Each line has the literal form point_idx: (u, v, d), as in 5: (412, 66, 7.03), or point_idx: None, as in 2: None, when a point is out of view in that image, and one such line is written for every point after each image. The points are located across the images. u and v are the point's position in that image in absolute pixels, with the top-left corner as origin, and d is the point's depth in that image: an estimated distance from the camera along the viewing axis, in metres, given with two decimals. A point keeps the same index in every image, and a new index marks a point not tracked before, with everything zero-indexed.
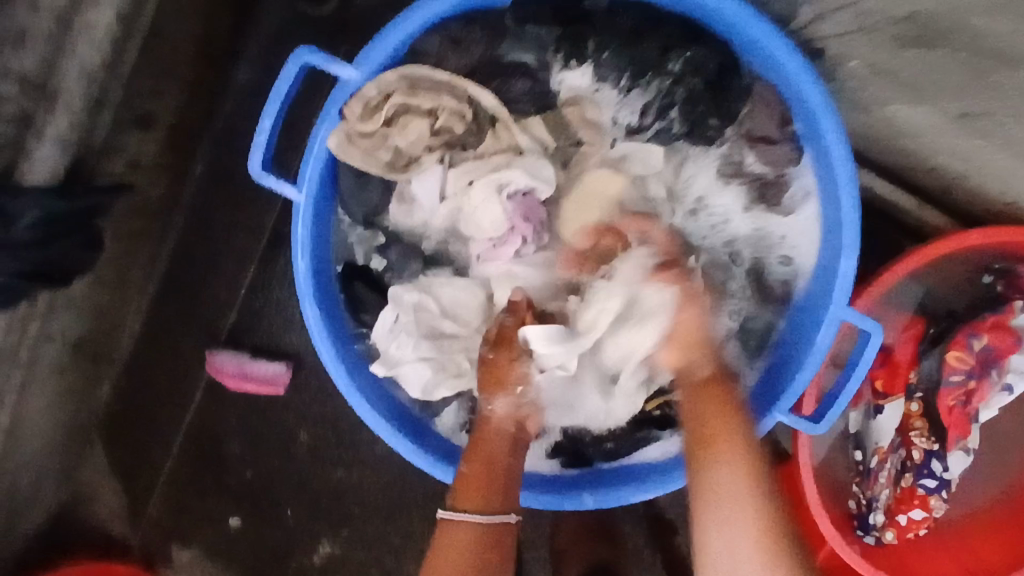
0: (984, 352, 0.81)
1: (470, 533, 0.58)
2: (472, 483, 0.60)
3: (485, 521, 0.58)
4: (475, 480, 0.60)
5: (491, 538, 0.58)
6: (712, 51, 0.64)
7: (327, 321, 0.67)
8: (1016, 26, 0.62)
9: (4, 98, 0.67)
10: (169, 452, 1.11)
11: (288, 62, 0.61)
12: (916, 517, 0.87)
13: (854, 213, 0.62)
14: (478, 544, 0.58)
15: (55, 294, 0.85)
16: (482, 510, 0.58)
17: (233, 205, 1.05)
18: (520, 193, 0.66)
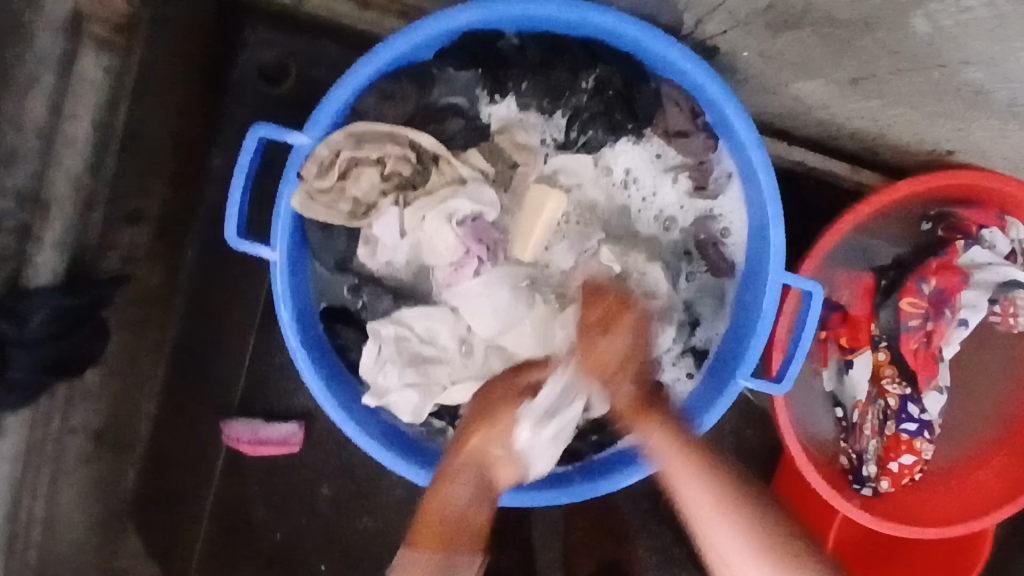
0: (936, 293, 0.85)
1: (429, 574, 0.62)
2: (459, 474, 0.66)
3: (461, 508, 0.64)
4: (434, 519, 0.64)
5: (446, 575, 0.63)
6: (617, 66, 0.73)
7: (316, 363, 0.74)
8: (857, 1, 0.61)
9: (4, 214, 0.77)
10: (201, 526, 1.16)
11: (246, 137, 0.68)
12: (907, 462, 0.89)
13: (772, 186, 0.70)
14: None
15: (72, 387, 0.92)
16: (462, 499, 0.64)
17: (228, 282, 1.14)
18: (469, 218, 0.73)
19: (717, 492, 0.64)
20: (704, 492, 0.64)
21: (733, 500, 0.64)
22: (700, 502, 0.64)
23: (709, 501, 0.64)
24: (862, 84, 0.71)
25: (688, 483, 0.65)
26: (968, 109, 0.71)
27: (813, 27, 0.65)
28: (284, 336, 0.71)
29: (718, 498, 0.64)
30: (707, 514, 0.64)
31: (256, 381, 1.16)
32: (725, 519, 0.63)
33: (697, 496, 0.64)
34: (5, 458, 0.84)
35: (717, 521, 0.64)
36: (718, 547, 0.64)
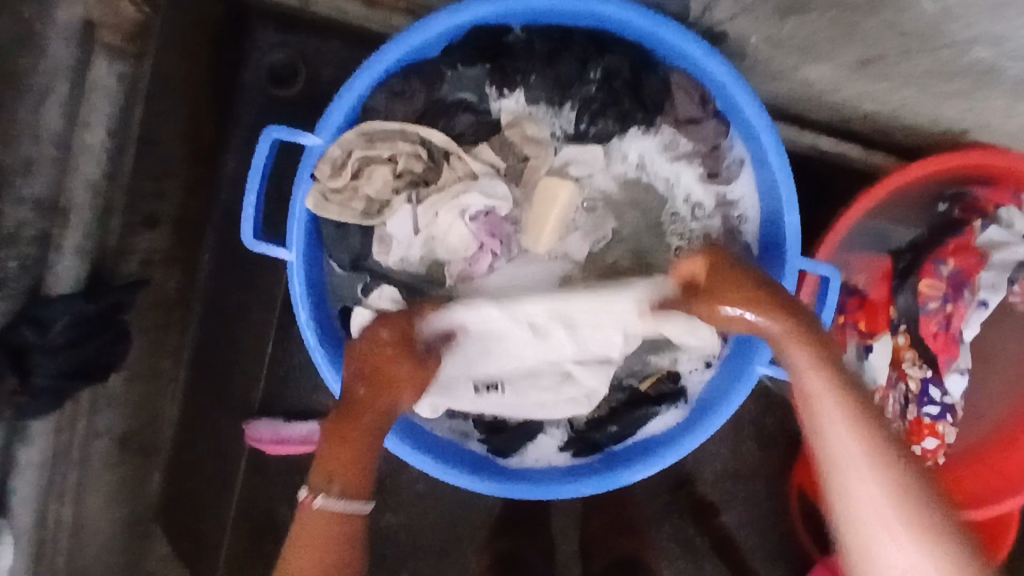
0: (954, 275, 0.85)
1: (324, 521, 0.61)
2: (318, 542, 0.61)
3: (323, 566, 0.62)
4: (346, 456, 0.61)
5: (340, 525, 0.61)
6: (624, 55, 0.73)
7: (336, 361, 0.74)
8: None
9: (24, 222, 0.78)
10: (226, 526, 1.18)
11: (259, 140, 0.68)
12: (930, 446, 0.89)
13: (785, 170, 0.69)
14: (332, 530, 0.61)
15: (96, 392, 0.93)
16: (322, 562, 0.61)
17: (246, 283, 1.14)
18: (482, 213, 0.73)
19: (869, 440, 0.58)
20: (859, 428, 0.58)
21: (883, 450, 0.58)
22: (848, 447, 0.59)
23: (851, 450, 0.58)
24: (869, 67, 0.70)
25: (835, 416, 0.59)
26: (985, 86, 0.70)
27: (819, 10, 0.64)
28: (302, 337, 0.72)
29: (870, 448, 0.58)
30: (852, 449, 0.59)
31: (277, 381, 1.17)
32: (874, 459, 0.58)
33: (840, 436, 0.59)
34: (33, 463, 0.85)
35: (862, 471, 0.58)
36: (853, 499, 0.59)
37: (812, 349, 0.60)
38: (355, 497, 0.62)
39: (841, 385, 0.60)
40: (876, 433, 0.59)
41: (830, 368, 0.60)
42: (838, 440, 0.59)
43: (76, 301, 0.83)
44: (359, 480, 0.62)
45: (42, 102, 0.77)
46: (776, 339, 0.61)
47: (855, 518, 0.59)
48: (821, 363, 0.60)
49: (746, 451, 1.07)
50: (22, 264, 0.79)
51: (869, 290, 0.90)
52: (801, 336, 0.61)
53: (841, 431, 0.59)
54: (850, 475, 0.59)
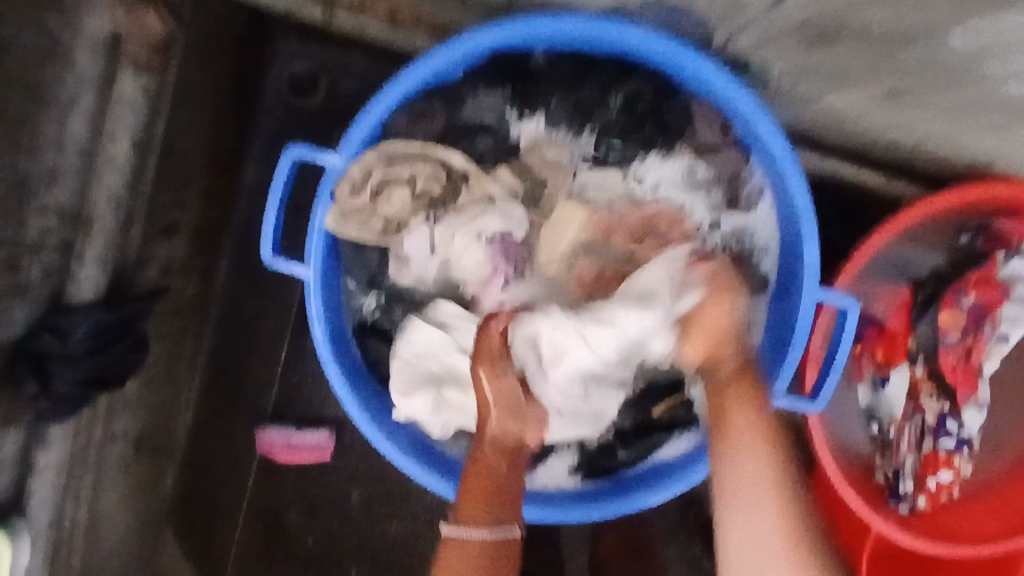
0: (974, 308, 0.84)
1: (477, 556, 0.64)
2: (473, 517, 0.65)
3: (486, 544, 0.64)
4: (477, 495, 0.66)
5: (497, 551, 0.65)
6: (645, 80, 0.74)
7: (349, 377, 0.75)
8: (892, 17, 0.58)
9: (48, 230, 0.79)
10: (237, 529, 1.19)
11: (281, 158, 0.69)
12: (944, 479, 0.88)
13: (808, 203, 0.68)
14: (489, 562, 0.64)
15: (112, 397, 0.94)
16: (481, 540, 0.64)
17: (263, 291, 1.16)
18: (498, 237, 0.73)
19: (782, 513, 0.65)
20: (772, 507, 0.65)
21: (780, 524, 0.65)
22: (760, 521, 0.65)
23: (773, 539, 0.65)
24: (896, 99, 0.70)
25: (767, 500, 0.65)
26: (1012, 122, 0.69)
27: (847, 44, 0.63)
28: (318, 355, 0.72)
29: (792, 547, 0.65)
30: (728, 498, 0.67)
31: (290, 389, 1.17)
32: (772, 521, 0.65)
33: (751, 516, 0.65)
34: (50, 467, 0.87)
35: (757, 515, 0.65)
36: (759, 559, 0.65)
37: (776, 439, 0.67)
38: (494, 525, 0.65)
39: (776, 472, 0.66)
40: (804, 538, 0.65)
41: (772, 448, 0.66)
42: (755, 532, 0.65)
43: (96, 309, 0.85)
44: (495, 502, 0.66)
45: (66, 114, 0.79)
46: (722, 421, 0.67)
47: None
48: (762, 437, 0.66)
49: None
50: (45, 272, 0.80)
51: (888, 320, 0.89)
52: (739, 399, 0.66)
53: (762, 526, 0.65)
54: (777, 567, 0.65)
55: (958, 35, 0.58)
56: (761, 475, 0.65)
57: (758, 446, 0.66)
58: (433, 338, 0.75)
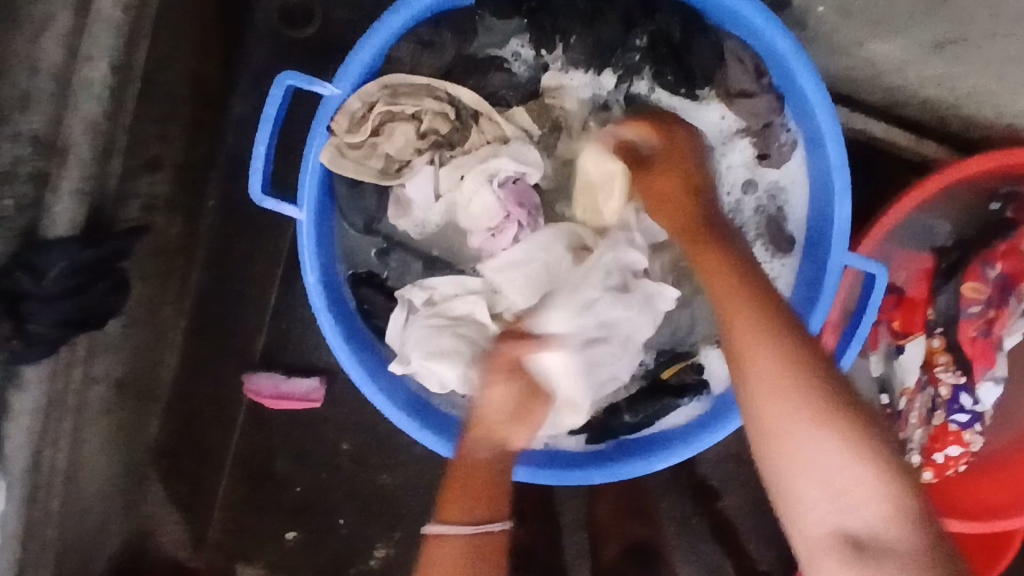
0: (1000, 279, 0.80)
1: (462, 553, 0.58)
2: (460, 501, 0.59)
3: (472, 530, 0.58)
4: (466, 493, 0.59)
5: (484, 550, 0.58)
6: (675, 14, 0.67)
7: (344, 329, 0.70)
8: None
9: (18, 159, 0.73)
10: (223, 476, 1.16)
11: (272, 87, 0.63)
12: (953, 453, 0.86)
13: (842, 157, 0.64)
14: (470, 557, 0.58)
15: (93, 339, 0.90)
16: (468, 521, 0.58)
17: (250, 232, 1.11)
18: (510, 180, 0.68)
19: (802, 387, 0.54)
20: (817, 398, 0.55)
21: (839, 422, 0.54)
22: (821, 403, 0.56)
23: (770, 365, 0.55)
24: (947, 51, 0.66)
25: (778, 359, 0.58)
26: None
27: None
28: (313, 304, 0.68)
29: (786, 375, 0.55)
30: (763, 375, 0.56)
31: (277, 336, 1.14)
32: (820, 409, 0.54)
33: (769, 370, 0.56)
34: (27, 411, 0.82)
35: (792, 395, 0.55)
36: (786, 429, 0.54)
37: (783, 332, 0.56)
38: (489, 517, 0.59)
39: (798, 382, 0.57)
40: (808, 382, 0.55)
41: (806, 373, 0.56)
42: (755, 365, 0.56)
43: (73, 246, 0.79)
44: (485, 496, 0.59)
45: (39, 33, 0.73)
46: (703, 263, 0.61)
47: (784, 474, 0.55)
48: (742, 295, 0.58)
49: None
50: (16, 204, 0.75)
51: (908, 287, 0.86)
52: (720, 261, 0.60)
53: (764, 361, 0.56)
54: (799, 426, 0.54)
55: None
56: (771, 334, 0.56)
57: (763, 353, 0.56)
58: (469, 304, 0.71)
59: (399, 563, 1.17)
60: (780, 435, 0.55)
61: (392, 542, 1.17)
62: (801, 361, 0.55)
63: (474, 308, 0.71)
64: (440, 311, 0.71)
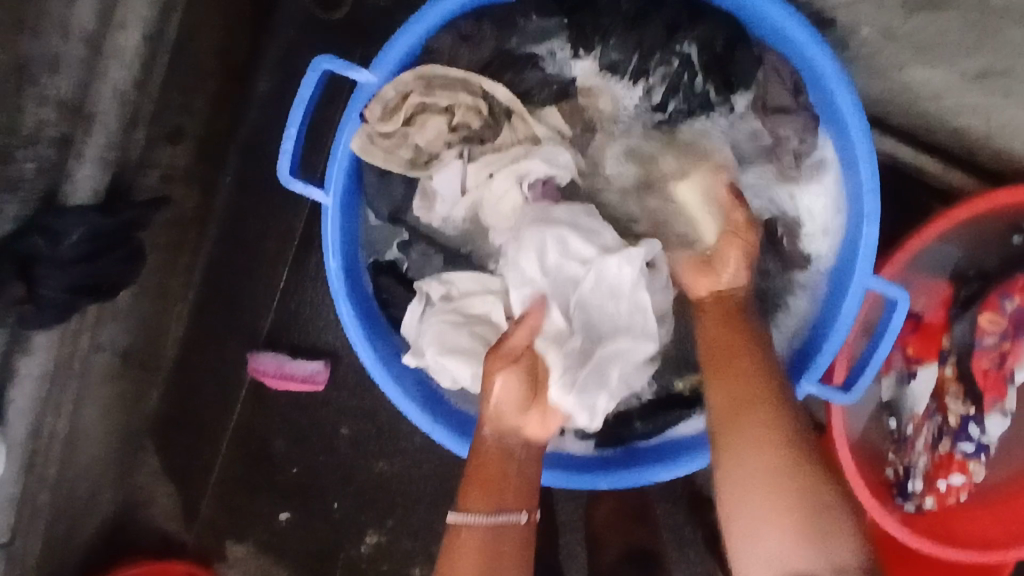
0: (1018, 312, 0.79)
1: (479, 543, 0.58)
2: (480, 488, 0.59)
3: (490, 522, 0.58)
4: (482, 488, 0.59)
5: (500, 540, 0.58)
6: (719, 25, 0.66)
7: (361, 317, 0.70)
8: None
9: (46, 122, 0.73)
10: (219, 452, 1.16)
11: (308, 70, 0.62)
12: (955, 482, 0.85)
13: (873, 179, 0.63)
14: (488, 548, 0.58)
15: (102, 307, 0.90)
16: (489, 511, 0.58)
17: (265, 210, 1.10)
18: (541, 181, 0.67)
19: (784, 518, 0.57)
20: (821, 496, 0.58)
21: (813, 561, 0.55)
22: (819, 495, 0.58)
23: (753, 497, 0.58)
24: (987, 81, 0.64)
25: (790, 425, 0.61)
26: None
27: (959, 9, 0.59)
28: (331, 290, 0.68)
29: (768, 504, 0.57)
30: (743, 501, 0.59)
31: (284, 316, 1.13)
32: (771, 512, 0.57)
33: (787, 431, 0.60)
34: (32, 375, 0.81)
35: (770, 537, 0.57)
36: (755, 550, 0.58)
37: (778, 470, 0.58)
38: (508, 509, 0.59)
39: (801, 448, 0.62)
40: (794, 515, 0.57)
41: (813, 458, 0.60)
42: (740, 491, 0.59)
43: (90, 214, 0.79)
44: (500, 491, 0.59)
45: None
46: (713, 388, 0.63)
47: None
48: (762, 427, 0.59)
49: None
50: (39, 167, 0.74)
51: (926, 313, 0.86)
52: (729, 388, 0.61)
53: (749, 491, 0.58)
54: (761, 547, 0.57)
55: None
56: (768, 467, 0.58)
57: (747, 481, 0.58)
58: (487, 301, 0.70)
59: (390, 552, 1.16)
60: (745, 549, 0.59)
61: (383, 531, 1.16)
62: (788, 499, 0.57)
63: (491, 308, 0.69)
64: (457, 307, 0.70)
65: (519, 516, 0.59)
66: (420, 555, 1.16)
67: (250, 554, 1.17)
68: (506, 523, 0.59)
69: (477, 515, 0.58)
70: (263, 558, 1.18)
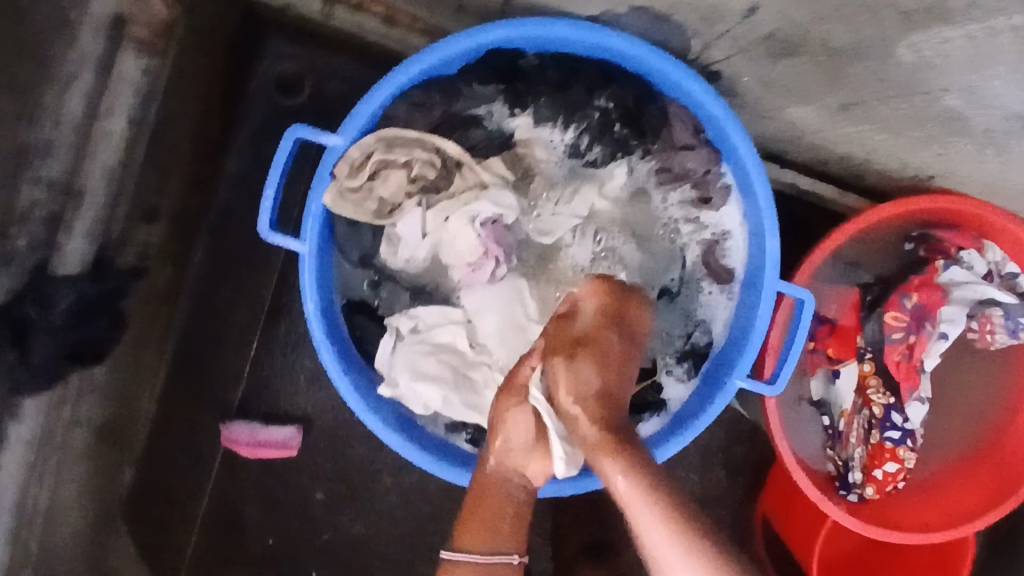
0: (916, 308, 0.91)
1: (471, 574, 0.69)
2: (475, 530, 0.69)
3: (484, 562, 0.69)
4: (478, 524, 0.69)
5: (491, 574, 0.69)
6: (628, 84, 0.79)
7: (338, 354, 0.77)
8: (853, 34, 0.70)
9: (37, 201, 0.82)
10: (193, 527, 1.17)
11: (282, 137, 0.71)
12: (890, 469, 0.95)
13: (769, 200, 0.75)
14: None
15: (83, 379, 0.93)
16: (482, 552, 0.69)
17: (234, 282, 1.15)
18: (490, 221, 0.77)
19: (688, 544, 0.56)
20: (661, 529, 0.57)
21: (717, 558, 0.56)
22: (654, 536, 0.57)
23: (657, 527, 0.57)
24: (851, 110, 0.78)
25: (617, 468, 0.61)
26: (943, 138, 0.78)
27: (808, 56, 0.73)
28: (310, 328, 0.75)
29: (671, 528, 0.57)
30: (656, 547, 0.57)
31: (257, 383, 1.17)
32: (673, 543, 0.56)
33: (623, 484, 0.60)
34: (21, 440, 0.87)
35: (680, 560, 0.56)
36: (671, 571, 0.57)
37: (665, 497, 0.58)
38: (498, 550, 0.69)
39: (649, 489, 0.58)
40: (686, 527, 0.57)
41: (657, 498, 0.58)
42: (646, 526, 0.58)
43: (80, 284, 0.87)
44: (492, 531, 0.69)
45: (64, 90, 0.82)
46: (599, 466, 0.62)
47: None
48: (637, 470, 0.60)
49: (714, 474, 1.10)
50: (30, 245, 0.83)
51: (838, 318, 0.96)
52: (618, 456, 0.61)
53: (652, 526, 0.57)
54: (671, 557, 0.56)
55: (904, 48, 0.71)
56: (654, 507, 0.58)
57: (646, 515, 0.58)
58: (454, 331, 0.79)
59: None
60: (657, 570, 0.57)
61: None
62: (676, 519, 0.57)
63: (456, 336, 0.79)
64: (426, 338, 0.79)
65: (513, 559, 0.69)
66: None
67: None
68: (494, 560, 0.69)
69: (472, 553, 0.69)
70: None
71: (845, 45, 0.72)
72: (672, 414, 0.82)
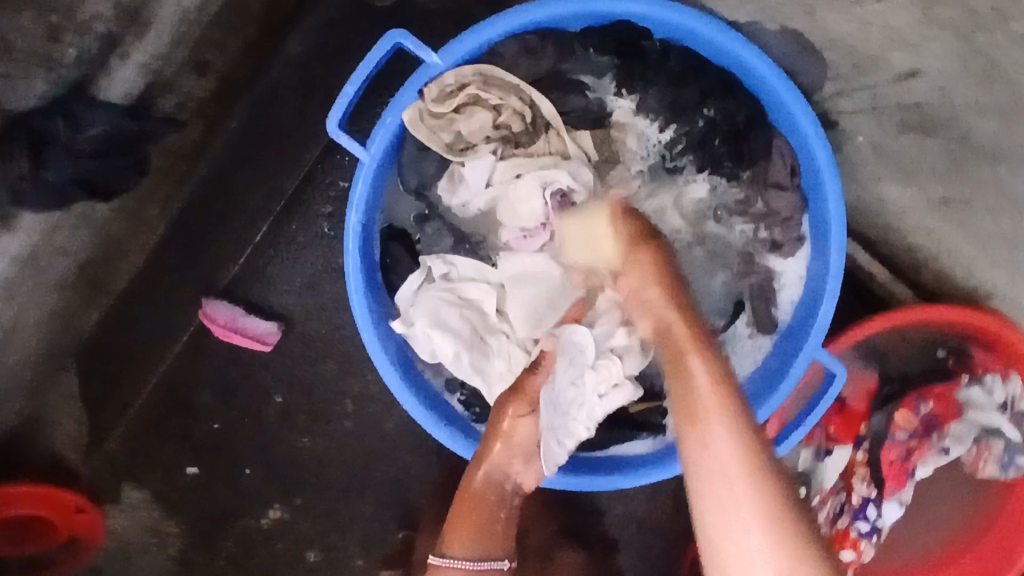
0: (928, 416, 0.91)
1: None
2: (459, 533, 0.73)
3: (473, 566, 0.72)
4: (467, 529, 0.72)
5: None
6: (743, 102, 0.74)
7: (364, 275, 0.74)
8: (1000, 127, 0.67)
9: (99, 16, 0.74)
10: (142, 390, 1.14)
11: (381, 39, 0.67)
12: (846, 557, 0.94)
13: (840, 268, 0.71)
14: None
15: (86, 209, 0.89)
16: (470, 558, 0.72)
17: (257, 164, 1.08)
18: (560, 193, 0.74)
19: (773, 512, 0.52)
20: (737, 464, 0.54)
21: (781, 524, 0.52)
22: (743, 500, 0.53)
23: (743, 483, 0.53)
24: (949, 208, 0.75)
25: (733, 438, 0.54)
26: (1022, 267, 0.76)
27: (942, 138, 0.70)
28: (345, 239, 0.72)
29: (752, 474, 0.53)
30: (740, 517, 0.53)
31: (249, 271, 1.12)
32: (749, 507, 0.53)
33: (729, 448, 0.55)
34: (7, 254, 0.82)
35: (739, 513, 0.53)
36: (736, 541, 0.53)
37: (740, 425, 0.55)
38: (490, 556, 0.73)
39: (750, 444, 0.54)
40: (784, 511, 0.53)
41: (748, 447, 0.54)
42: (722, 496, 0.54)
43: (115, 114, 0.82)
44: (485, 538, 0.72)
45: None
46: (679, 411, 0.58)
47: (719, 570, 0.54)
48: (733, 417, 0.56)
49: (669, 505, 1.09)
50: (79, 56, 0.75)
51: (850, 400, 0.96)
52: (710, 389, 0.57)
53: (728, 483, 0.54)
54: (746, 526, 0.52)
55: None
56: (747, 470, 0.53)
57: (734, 468, 0.53)
58: (484, 289, 0.77)
59: (288, 529, 1.15)
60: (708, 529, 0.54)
61: (289, 506, 1.15)
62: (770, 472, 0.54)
63: (486, 294, 0.77)
64: (454, 287, 0.76)
65: (501, 564, 0.73)
66: (318, 540, 1.15)
67: (144, 502, 1.15)
68: (487, 563, 0.73)
69: (460, 559, 0.72)
70: (157, 509, 1.15)
71: (986, 141, 0.68)
72: (667, 441, 0.80)
